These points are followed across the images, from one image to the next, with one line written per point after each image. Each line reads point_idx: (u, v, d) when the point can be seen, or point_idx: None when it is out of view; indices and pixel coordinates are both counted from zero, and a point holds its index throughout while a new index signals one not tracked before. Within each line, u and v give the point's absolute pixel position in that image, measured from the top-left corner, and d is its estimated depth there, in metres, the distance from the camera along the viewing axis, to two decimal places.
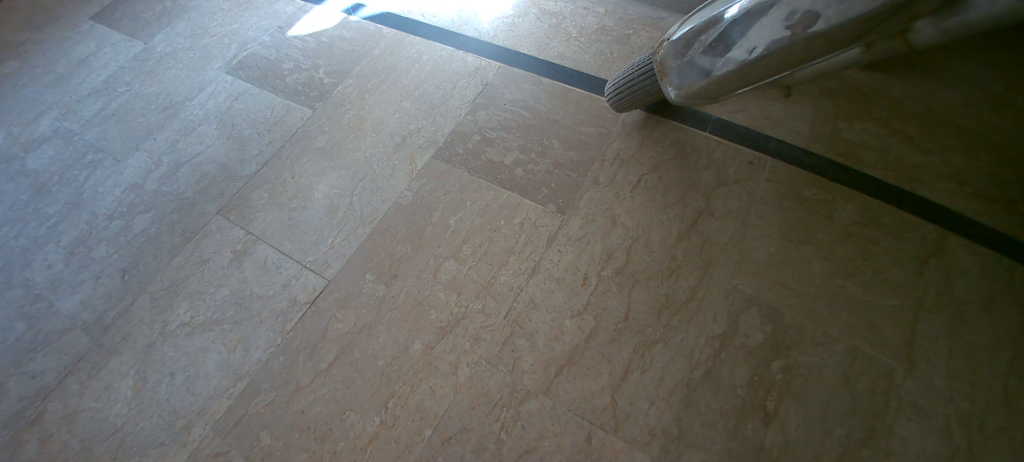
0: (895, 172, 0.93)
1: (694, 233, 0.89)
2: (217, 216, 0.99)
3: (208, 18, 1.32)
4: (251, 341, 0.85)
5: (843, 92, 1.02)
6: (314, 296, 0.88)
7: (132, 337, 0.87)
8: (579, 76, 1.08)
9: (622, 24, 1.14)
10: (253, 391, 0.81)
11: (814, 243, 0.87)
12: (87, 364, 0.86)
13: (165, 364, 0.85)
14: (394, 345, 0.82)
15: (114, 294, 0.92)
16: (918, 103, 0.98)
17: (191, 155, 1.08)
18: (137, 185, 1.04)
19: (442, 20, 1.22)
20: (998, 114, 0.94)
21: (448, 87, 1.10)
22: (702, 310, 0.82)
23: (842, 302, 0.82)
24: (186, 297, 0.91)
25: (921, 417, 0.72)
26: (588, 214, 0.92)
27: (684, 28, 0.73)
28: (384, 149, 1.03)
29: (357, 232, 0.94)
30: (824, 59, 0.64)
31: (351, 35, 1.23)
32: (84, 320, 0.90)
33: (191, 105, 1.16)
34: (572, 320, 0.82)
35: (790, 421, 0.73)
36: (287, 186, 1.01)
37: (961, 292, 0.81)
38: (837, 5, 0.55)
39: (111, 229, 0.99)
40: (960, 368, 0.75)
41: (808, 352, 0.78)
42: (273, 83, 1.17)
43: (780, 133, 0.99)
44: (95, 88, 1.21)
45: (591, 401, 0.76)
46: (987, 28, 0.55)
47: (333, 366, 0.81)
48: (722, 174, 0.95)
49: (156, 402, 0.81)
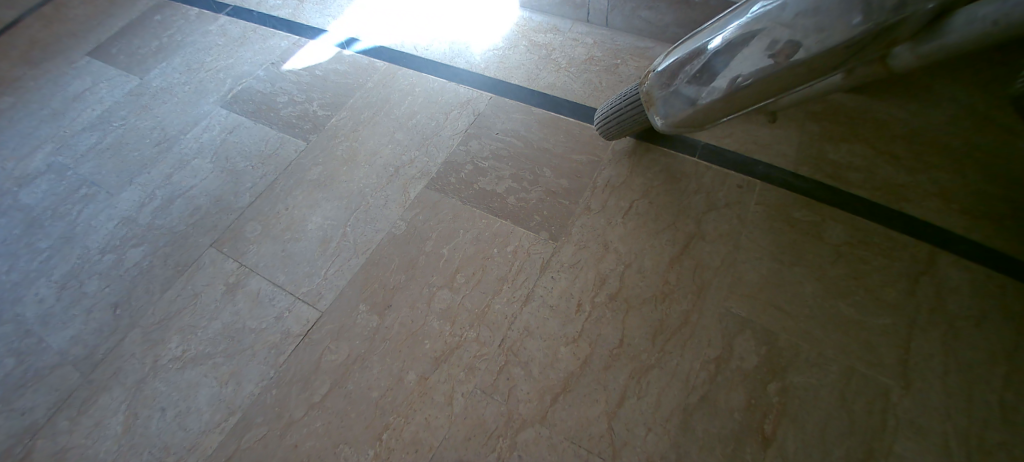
0: (882, 192, 0.94)
1: (686, 257, 0.90)
2: (210, 248, 0.99)
3: (204, 53, 1.35)
4: (244, 374, 0.84)
5: (828, 115, 1.04)
6: (307, 328, 0.88)
7: (123, 372, 0.86)
8: (569, 105, 1.11)
9: (609, 54, 1.18)
10: (244, 426, 0.79)
11: (806, 264, 0.88)
12: (77, 400, 0.84)
13: (155, 399, 0.83)
14: (389, 376, 0.82)
15: (105, 328, 0.91)
16: (902, 123, 1.01)
17: (185, 188, 1.08)
18: (130, 219, 1.05)
19: (435, 52, 1.25)
20: (981, 131, 0.97)
21: (441, 118, 1.12)
22: (696, 335, 0.82)
23: (835, 322, 0.82)
24: (178, 331, 0.90)
25: (919, 436, 0.72)
26: (580, 240, 0.93)
27: (669, 59, 0.75)
28: (377, 179, 1.04)
29: (350, 263, 0.94)
30: (806, 85, 0.66)
31: (345, 68, 1.26)
32: (74, 355, 0.89)
33: (186, 138, 1.17)
34: (566, 347, 0.82)
35: (788, 443, 0.73)
36: (280, 217, 1.01)
37: (952, 308, 0.82)
38: (817, 35, 0.57)
39: (103, 262, 0.99)
40: (955, 384, 0.76)
41: (804, 373, 0.78)
42: (267, 116, 1.18)
43: (767, 157, 1.01)
44: (90, 122, 1.22)
45: (588, 428, 0.76)
46: (962, 55, 0.57)
47: (327, 398, 0.80)
48: (712, 198, 0.96)
49: (146, 438, 0.80)
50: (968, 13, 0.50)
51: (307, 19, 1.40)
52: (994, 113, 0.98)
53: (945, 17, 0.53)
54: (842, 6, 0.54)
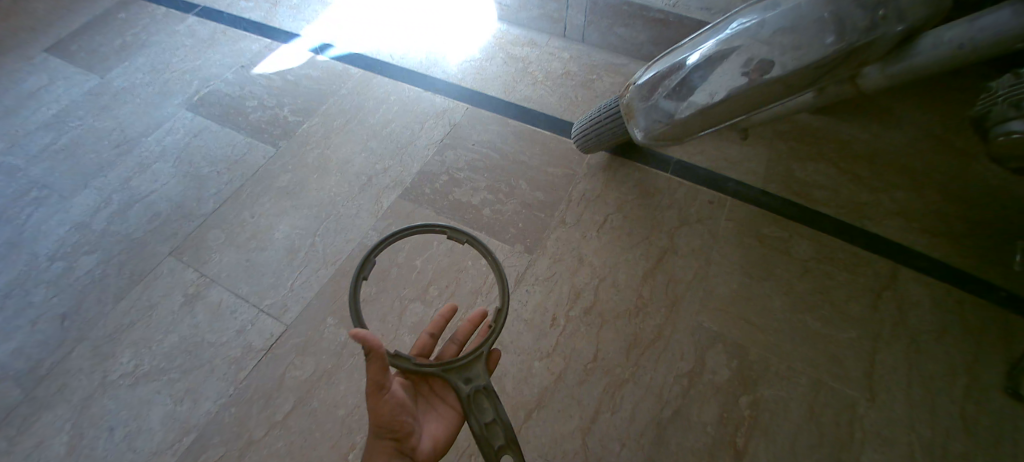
0: (846, 209, 0.97)
1: (659, 271, 0.90)
2: (169, 256, 0.94)
3: (169, 54, 1.30)
4: (202, 390, 0.80)
5: (794, 135, 1.07)
6: (271, 342, 0.84)
7: (70, 387, 0.81)
8: (546, 119, 1.11)
9: (585, 70, 1.19)
10: (201, 445, 0.75)
11: (774, 279, 0.89)
12: (16, 419, 0.78)
13: (104, 417, 0.78)
14: (357, 391, 0.79)
15: (51, 341, 0.85)
16: (865, 144, 1.04)
17: (144, 193, 1.03)
18: (83, 224, 0.99)
19: (411, 61, 1.24)
20: (938, 152, 1.02)
21: (416, 127, 1.11)
22: (669, 348, 0.82)
23: (803, 336, 0.84)
24: (130, 344, 0.85)
25: (885, 446, 0.75)
26: (555, 253, 0.92)
27: (649, 73, 0.76)
28: (349, 187, 1.02)
29: (319, 274, 0.91)
30: (780, 103, 0.67)
31: (318, 74, 1.23)
32: (16, 369, 0.83)
33: (147, 141, 1.12)
34: (540, 362, 0.81)
35: (760, 457, 0.74)
36: (245, 226, 0.98)
37: (915, 322, 0.84)
38: (792, 53, 0.59)
39: (52, 270, 0.93)
40: (919, 395, 0.78)
41: (774, 386, 0.79)
42: (235, 121, 1.14)
43: (737, 174, 1.02)
44: (44, 122, 1.15)
45: (562, 445, 0.74)
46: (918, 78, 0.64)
47: (290, 416, 0.77)
48: (684, 213, 0.97)
49: (93, 460, 0.75)
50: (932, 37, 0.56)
51: (280, 23, 1.37)
52: (949, 136, 1.03)
53: (912, 40, 0.59)
54: (817, 25, 0.57)
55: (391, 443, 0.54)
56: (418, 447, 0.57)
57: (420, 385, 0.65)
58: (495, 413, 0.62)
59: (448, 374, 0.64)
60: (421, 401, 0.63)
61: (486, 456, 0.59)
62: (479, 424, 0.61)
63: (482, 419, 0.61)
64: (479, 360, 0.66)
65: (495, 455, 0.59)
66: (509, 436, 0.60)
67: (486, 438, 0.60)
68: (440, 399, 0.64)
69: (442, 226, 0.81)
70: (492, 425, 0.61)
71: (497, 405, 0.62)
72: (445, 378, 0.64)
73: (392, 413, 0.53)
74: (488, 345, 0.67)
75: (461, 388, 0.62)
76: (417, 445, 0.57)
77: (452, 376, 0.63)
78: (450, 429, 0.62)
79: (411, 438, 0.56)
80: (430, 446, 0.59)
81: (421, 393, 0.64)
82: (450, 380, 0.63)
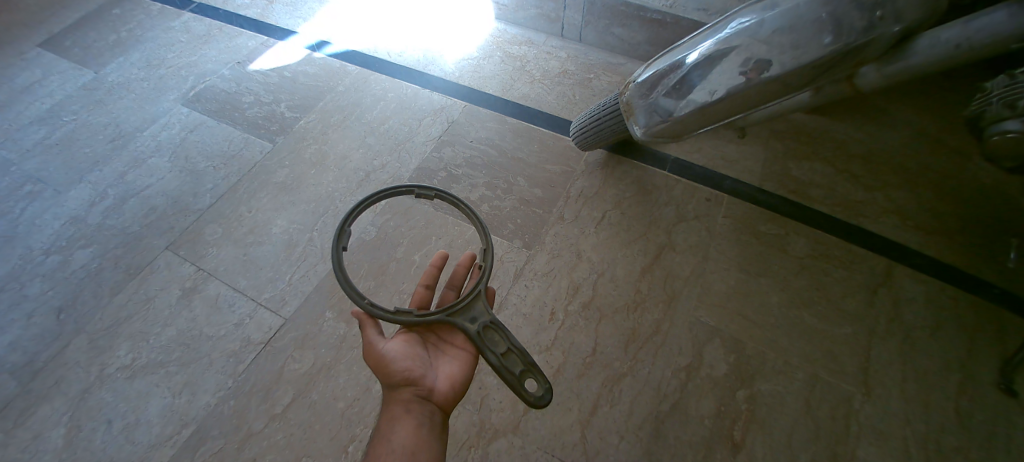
0: (842, 207, 0.98)
1: (657, 267, 0.90)
2: (165, 251, 0.94)
3: (164, 49, 1.29)
4: (199, 384, 0.80)
5: (791, 133, 1.07)
6: (269, 336, 0.84)
7: (66, 381, 0.80)
8: (544, 116, 1.10)
9: (583, 68, 1.19)
10: (199, 438, 0.76)
11: (771, 276, 0.90)
12: (12, 412, 0.78)
13: (101, 411, 0.78)
14: (356, 385, 0.79)
15: (47, 334, 0.85)
16: (859, 143, 1.05)
17: (140, 187, 1.03)
18: (79, 218, 0.98)
19: (408, 59, 1.23)
20: (933, 151, 1.03)
21: (414, 124, 1.10)
22: (667, 343, 0.83)
23: (799, 332, 0.84)
24: (127, 338, 0.85)
25: (880, 441, 0.76)
26: (553, 249, 0.92)
27: (648, 71, 0.76)
28: (346, 184, 1.01)
29: (317, 269, 0.91)
30: (777, 101, 0.68)
31: (315, 70, 1.22)
32: (12, 362, 0.82)
33: (143, 135, 1.11)
34: (539, 356, 0.81)
35: (756, 450, 0.75)
36: (243, 220, 0.97)
37: (909, 319, 0.85)
38: (792, 52, 0.59)
39: (47, 263, 0.93)
40: (913, 391, 0.79)
41: (770, 381, 0.80)
42: (231, 116, 1.14)
43: (735, 171, 1.02)
44: (38, 116, 1.14)
45: (561, 438, 0.75)
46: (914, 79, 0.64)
47: (289, 409, 0.77)
48: (682, 210, 0.97)
49: (90, 453, 0.75)
50: None
51: (276, 20, 1.36)
52: (943, 136, 1.04)
53: (910, 39, 0.59)
54: (814, 26, 0.57)
55: (406, 389, 0.60)
56: (434, 389, 0.62)
57: (429, 334, 0.69)
58: (507, 343, 0.64)
59: (453, 317, 0.66)
60: (432, 348, 0.67)
61: (509, 383, 0.62)
62: (496, 357, 0.63)
63: (497, 351, 0.63)
64: (479, 299, 0.67)
65: (518, 381, 0.62)
66: (526, 360, 0.63)
67: (506, 368, 0.62)
68: (449, 344, 0.68)
69: (411, 186, 0.82)
70: (508, 355, 0.63)
71: (508, 336, 0.64)
72: (450, 321, 0.66)
73: (393, 363, 0.61)
74: (483, 282, 0.69)
75: (469, 328, 0.64)
76: (433, 387, 0.62)
77: (457, 319, 0.65)
78: (467, 367, 0.66)
79: (424, 381, 0.61)
80: (447, 385, 0.63)
81: (431, 341, 0.68)
82: (456, 323, 0.65)
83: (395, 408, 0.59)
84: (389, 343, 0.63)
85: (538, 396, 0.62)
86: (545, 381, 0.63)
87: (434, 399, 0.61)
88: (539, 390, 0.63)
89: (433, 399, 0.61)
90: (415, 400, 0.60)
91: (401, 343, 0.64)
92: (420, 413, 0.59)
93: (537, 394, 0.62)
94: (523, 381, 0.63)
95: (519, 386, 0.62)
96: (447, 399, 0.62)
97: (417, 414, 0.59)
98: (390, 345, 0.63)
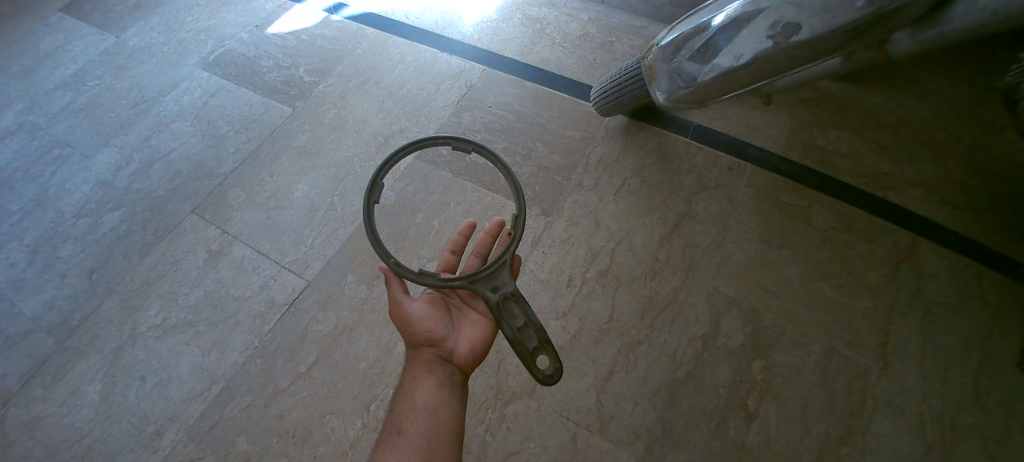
0: (868, 180, 0.95)
1: (676, 236, 0.90)
2: (190, 215, 0.96)
3: (183, 13, 1.28)
4: (227, 343, 0.83)
5: (818, 102, 1.03)
6: (294, 297, 0.86)
7: (100, 339, 0.84)
8: (564, 81, 1.08)
9: (604, 31, 1.15)
10: (228, 394, 0.79)
11: (792, 247, 0.89)
12: (51, 368, 0.82)
13: (134, 368, 0.82)
14: (377, 347, 0.81)
15: (80, 294, 0.88)
16: (890, 113, 1.01)
17: (164, 152, 1.04)
18: (106, 182, 1.00)
19: (426, 21, 1.21)
20: (966, 124, 0.98)
21: (433, 89, 1.09)
22: (685, 312, 0.83)
23: (818, 304, 0.84)
24: (157, 298, 0.88)
25: (896, 414, 0.76)
26: (572, 216, 0.92)
27: (672, 34, 0.74)
28: (365, 149, 1.01)
29: (338, 233, 0.92)
30: (804, 68, 0.65)
31: (333, 34, 1.21)
32: (48, 321, 0.86)
33: (165, 100, 1.12)
34: (557, 322, 0.82)
35: (770, 419, 0.76)
36: (265, 184, 0.98)
37: (931, 295, 0.84)
38: (822, 15, 0.57)
39: (78, 226, 0.95)
40: (932, 366, 0.78)
41: (788, 352, 0.80)
42: (251, 81, 1.14)
43: (760, 139, 1.00)
44: (62, 81, 1.16)
45: (576, 402, 0.76)
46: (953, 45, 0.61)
47: (312, 369, 0.80)
48: (703, 179, 0.96)
49: (126, 407, 0.79)
50: (970, 3, 0.53)
51: None
52: (977, 108, 0.99)
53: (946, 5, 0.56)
54: None
55: (428, 350, 0.62)
56: (456, 351, 0.63)
57: (454, 298, 0.69)
58: (525, 318, 0.64)
59: (475, 285, 0.65)
60: (456, 312, 0.67)
61: (522, 357, 0.62)
62: (511, 330, 0.63)
63: (513, 324, 0.63)
64: (504, 268, 0.67)
65: (530, 356, 0.62)
66: (541, 337, 0.63)
67: (519, 342, 0.63)
68: (473, 309, 0.68)
69: (447, 137, 0.76)
70: (525, 329, 0.64)
71: (527, 310, 0.64)
72: (472, 288, 0.66)
73: (416, 323, 0.63)
74: (510, 251, 0.68)
75: (489, 296, 0.65)
76: (454, 349, 0.63)
77: (479, 286, 0.65)
78: (488, 333, 0.66)
79: (445, 343, 0.62)
80: (468, 348, 0.63)
81: (455, 305, 0.68)
82: (478, 291, 0.65)
83: (418, 367, 0.61)
84: (415, 303, 0.65)
85: (547, 374, 0.62)
86: (556, 360, 0.62)
87: (455, 361, 0.62)
88: (550, 368, 0.63)
89: (455, 361, 0.62)
90: (436, 360, 0.61)
91: (425, 304, 0.65)
92: (441, 373, 0.60)
93: (547, 372, 0.62)
94: (536, 357, 0.63)
95: (530, 362, 0.62)
96: (468, 362, 0.64)
97: (438, 375, 0.60)
98: (415, 306, 0.64)
